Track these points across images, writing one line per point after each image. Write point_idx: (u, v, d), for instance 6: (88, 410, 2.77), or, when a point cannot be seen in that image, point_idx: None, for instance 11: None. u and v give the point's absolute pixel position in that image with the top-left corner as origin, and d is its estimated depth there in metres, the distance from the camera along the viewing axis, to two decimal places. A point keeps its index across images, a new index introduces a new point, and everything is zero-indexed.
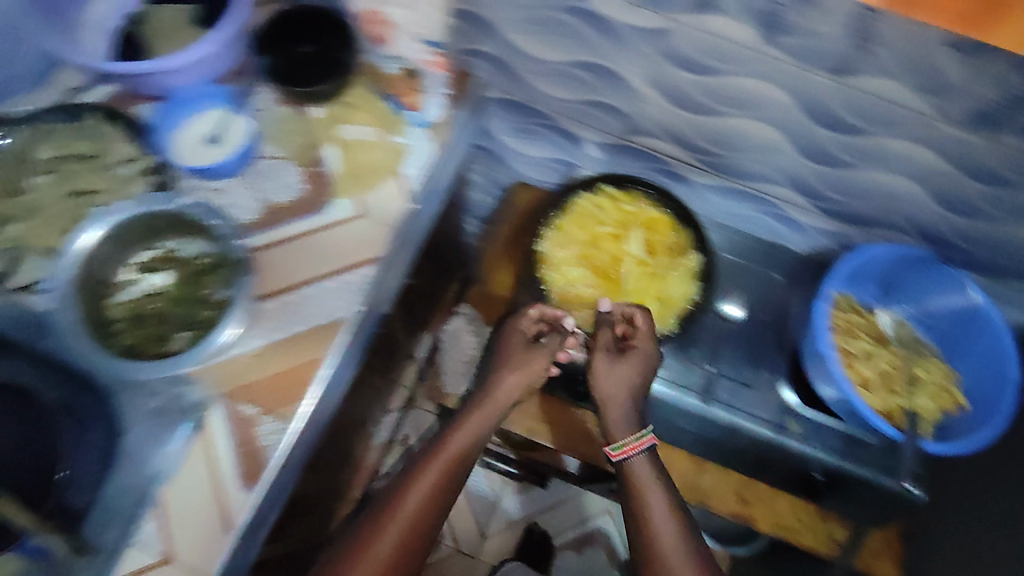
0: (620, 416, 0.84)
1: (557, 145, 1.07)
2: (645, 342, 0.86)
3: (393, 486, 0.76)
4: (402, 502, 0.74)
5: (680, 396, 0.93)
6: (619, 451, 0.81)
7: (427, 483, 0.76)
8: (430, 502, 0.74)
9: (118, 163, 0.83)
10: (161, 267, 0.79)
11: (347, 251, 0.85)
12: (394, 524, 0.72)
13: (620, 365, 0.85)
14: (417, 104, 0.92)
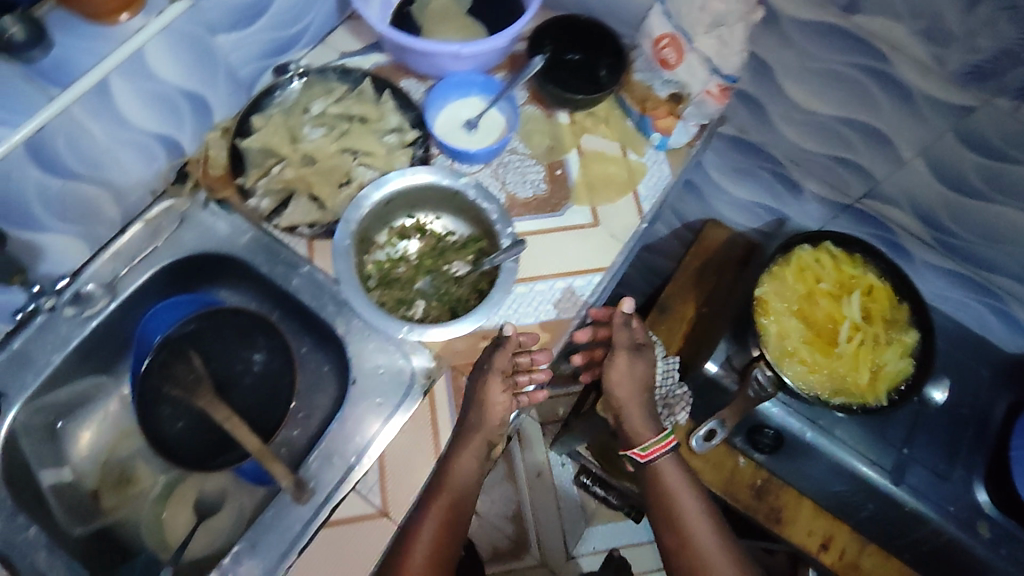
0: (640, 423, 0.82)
1: (773, 192, 1.05)
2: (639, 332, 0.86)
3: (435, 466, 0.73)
4: (448, 480, 0.71)
5: (872, 473, 0.90)
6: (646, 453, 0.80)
7: (469, 465, 0.72)
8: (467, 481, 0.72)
9: (388, 129, 0.88)
10: (416, 235, 0.83)
11: (581, 256, 0.87)
12: (429, 522, 0.69)
13: (637, 362, 0.84)
14: (668, 128, 0.91)
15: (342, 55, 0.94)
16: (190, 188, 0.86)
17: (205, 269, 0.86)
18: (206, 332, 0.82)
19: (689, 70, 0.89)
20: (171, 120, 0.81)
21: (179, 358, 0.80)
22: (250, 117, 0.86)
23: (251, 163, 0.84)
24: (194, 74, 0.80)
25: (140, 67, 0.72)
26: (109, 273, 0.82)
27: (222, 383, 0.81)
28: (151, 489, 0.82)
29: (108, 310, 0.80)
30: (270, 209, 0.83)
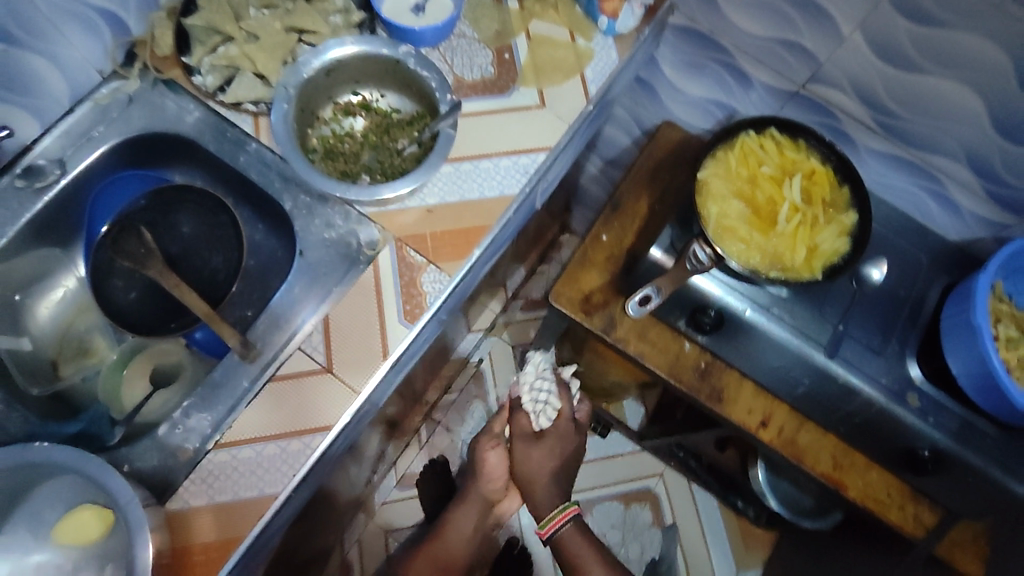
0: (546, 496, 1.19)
1: (724, 86, 1.06)
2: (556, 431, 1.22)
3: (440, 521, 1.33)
4: (436, 545, 1.31)
5: (790, 337, 0.97)
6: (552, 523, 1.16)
7: (465, 525, 1.32)
8: (451, 555, 1.31)
9: (334, 10, 0.88)
10: (361, 112, 0.85)
11: (526, 136, 0.89)
12: (426, 559, 1.30)
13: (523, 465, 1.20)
14: (615, 12, 0.91)
15: None
16: (140, 69, 0.86)
17: (154, 150, 0.87)
18: (156, 205, 0.84)
19: None
20: None
21: (129, 232, 0.81)
22: None
23: (196, 40, 0.85)
24: None
25: None
26: (60, 151, 0.82)
27: (173, 260, 0.83)
28: (107, 359, 0.85)
29: (60, 185, 0.81)
30: (216, 86, 0.84)
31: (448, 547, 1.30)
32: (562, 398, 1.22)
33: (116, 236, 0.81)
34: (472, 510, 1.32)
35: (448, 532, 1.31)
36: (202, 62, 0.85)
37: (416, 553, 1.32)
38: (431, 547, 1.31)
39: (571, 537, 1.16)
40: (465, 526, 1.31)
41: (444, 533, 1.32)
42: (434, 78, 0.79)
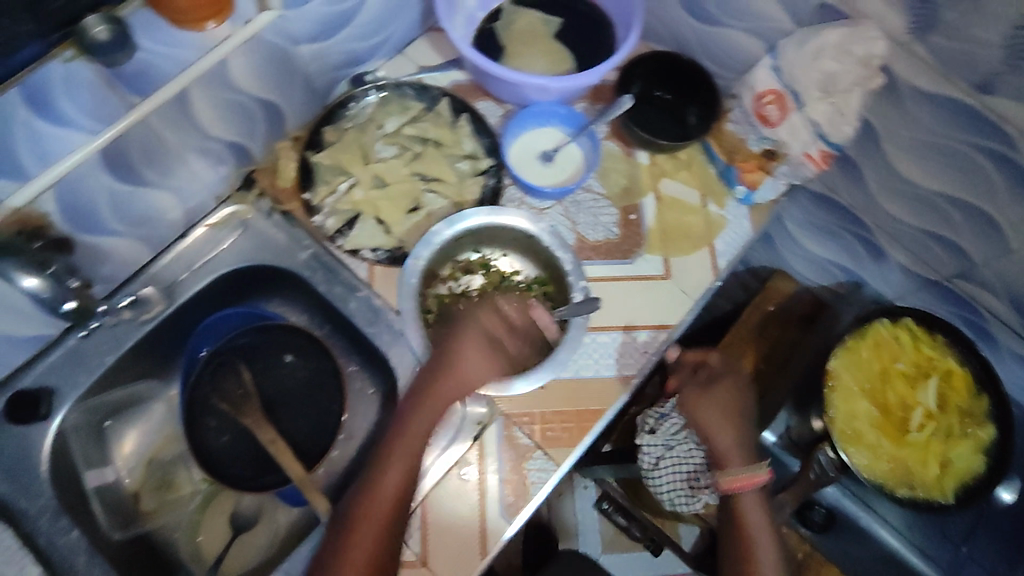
0: (733, 447, 0.86)
1: (853, 254, 0.99)
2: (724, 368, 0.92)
3: (353, 504, 0.68)
4: (405, 439, 0.70)
5: (902, 544, 0.91)
6: (731, 484, 0.83)
7: (395, 479, 0.68)
8: (388, 547, 0.66)
9: (461, 155, 0.85)
10: (480, 271, 0.81)
11: (648, 311, 0.83)
12: (393, 472, 0.68)
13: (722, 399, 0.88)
14: (756, 184, 0.84)
15: (420, 69, 0.92)
16: (256, 196, 0.84)
17: (256, 284, 0.85)
18: (257, 346, 0.83)
19: (791, 131, 0.75)
20: (246, 130, 0.78)
21: (229, 371, 0.81)
22: (323, 128, 0.84)
23: (319, 177, 0.82)
24: (274, 85, 0.77)
25: (222, 78, 0.69)
26: (167, 276, 0.80)
27: (270, 403, 0.80)
28: (190, 498, 0.82)
29: (165, 315, 0.79)
30: (335, 229, 0.81)
31: (423, 427, 0.70)
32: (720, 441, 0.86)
33: (213, 374, 0.80)
34: (442, 404, 0.71)
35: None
36: (323, 201, 0.81)
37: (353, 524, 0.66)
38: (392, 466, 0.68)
39: (711, 402, 0.87)
40: (378, 533, 0.65)
41: (377, 482, 0.68)
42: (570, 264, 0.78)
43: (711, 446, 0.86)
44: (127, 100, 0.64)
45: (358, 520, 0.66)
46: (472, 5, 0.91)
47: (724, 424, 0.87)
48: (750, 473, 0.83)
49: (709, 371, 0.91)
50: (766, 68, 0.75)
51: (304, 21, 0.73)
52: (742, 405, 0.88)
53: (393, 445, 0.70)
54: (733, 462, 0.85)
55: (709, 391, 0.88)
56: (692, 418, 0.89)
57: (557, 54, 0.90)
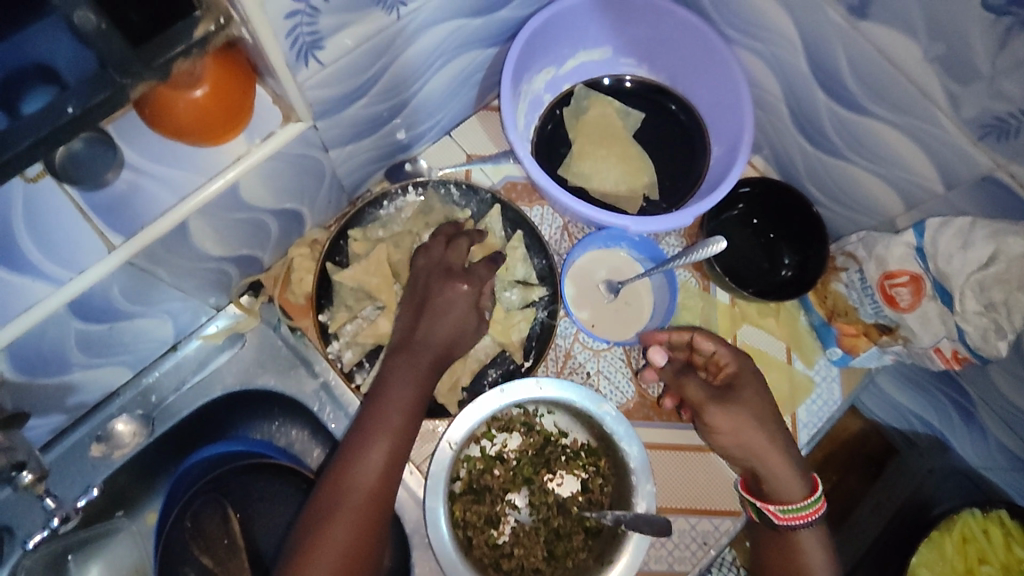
0: (785, 475, 0.61)
1: (941, 418, 0.83)
2: (747, 369, 0.63)
3: (331, 473, 0.54)
4: (384, 407, 0.56)
5: None
6: (786, 515, 0.62)
7: (381, 458, 0.54)
8: (367, 547, 0.52)
9: (511, 281, 0.71)
10: (520, 429, 0.68)
11: (712, 491, 0.70)
12: (376, 448, 0.54)
13: (754, 403, 0.62)
14: (857, 351, 0.71)
15: (470, 159, 0.77)
16: (264, 306, 0.71)
17: (251, 410, 0.71)
18: (249, 487, 0.71)
19: (922, 320, 0.62)
20: (257, 241, 0.65)
21: (213, 512, 0.70)
22: (347, 231, 0.70)
23: (340, 299, 0.68)
24: (295, 194, 0.63)
25: (230, 200, 0.55)
26: (151, 397, 0.68)
27: (257, 561, 0.69)
28: None
29: (142, 447, 0.68)
30: (353, 363, 0.68)
31: (414, 394, 0.57)
32: (765, 463, 0.61)
33: (195, 514, 0.70)
34: (431, 367, 0.59)
35: None
36: (342, 328, 0.68)
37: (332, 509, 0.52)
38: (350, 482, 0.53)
39: (732, 421, 0.61)
40: (367, 512, 0.52)
41: (362, 454, 0.54)
42: (641, 462, 0.63)
43: (757, 467, 0.62)
44: (108, 240, 0.51)
45: (334, 496, 0.52)
46: (538, 89, 0.77)
47: (768, 450, 0.61)
48: (805, 506, 0.61)
49: (723, 376, 0.64)
50: (906, 246, 0.60)
51: (338, 127, 0.60)
52: (770, 418, 0.62)
53: (379, 410, 0.56)
54: (794, 494, 0.61)
55: (729, 402, 0.61)
56: (719, 445, 0.63)
57: (634, 158, 0.75)
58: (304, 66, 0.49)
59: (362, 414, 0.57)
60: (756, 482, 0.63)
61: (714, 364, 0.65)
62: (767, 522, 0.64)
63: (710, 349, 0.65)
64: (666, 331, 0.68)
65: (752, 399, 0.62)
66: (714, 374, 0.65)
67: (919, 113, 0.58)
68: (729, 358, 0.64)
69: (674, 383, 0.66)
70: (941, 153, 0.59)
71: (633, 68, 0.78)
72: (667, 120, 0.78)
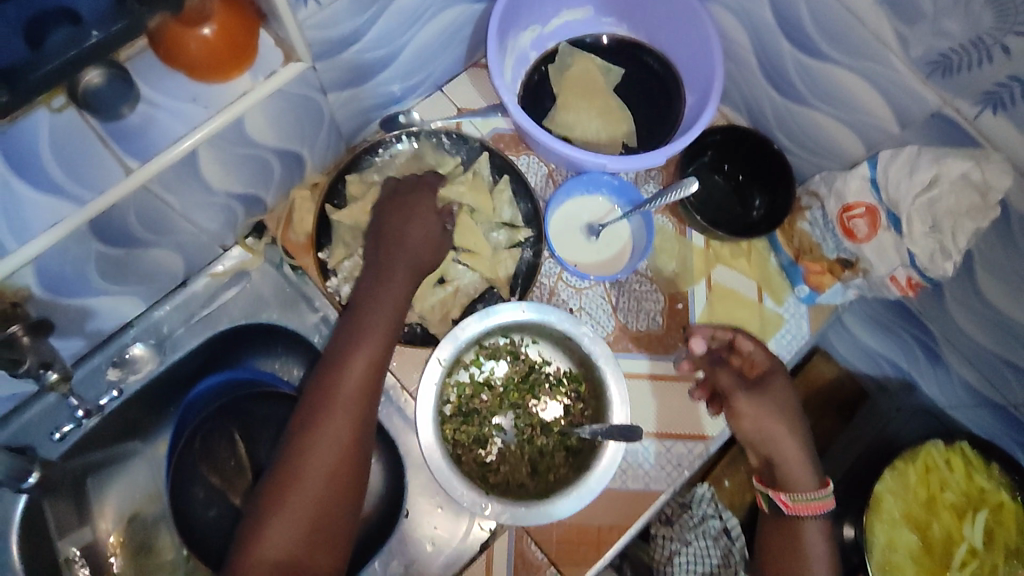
0: (799, 467, 0.67)
1: (910, 356, 0.88)
2: (776, 369, 0.70)
3: (311, 395, 0.59)
4: (375, 304, 0.63)
5: None
6: (794, 503, 0.66)
7: (371, 351, 0.61)
8: (352, 457, 0.57)
9: (498, 223, 0.76)
10: (507, 358, 0.73)
11: (686, 418, 0.75)
12: (351, 371, 0.59)
13: (779, 400, 0.69)
14: (823, 288, 0.75)
15: (460, 112, 0.82)
16: (267, 246, 0.76)
17: (254, 342, 0.76)
18: (253, 413, 0.77)
19: (878, 251, 0.66)
20: (260, 181, 0.70)
21: (221, 435, 0.76)
22: (344, 175, 0.75)
23: (339, 237, 0.73)
24: (296, 136, 0.68)
25: (236, 135, 0.60)
26: (162, 329, 0.73)
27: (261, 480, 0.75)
28: (169, 565, 0.76)
29: (154, 374, 0.72)
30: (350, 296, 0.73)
31: (383, 324, 0.62)
32: (781, 454, 0.68)
33: (205, 438, 0.76)
34: (395, 299, 0.64)
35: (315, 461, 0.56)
36: (340, 264, 0.73)
37: (331, 393, 0.58)
38: (347, 368, 0.59)
39: (759, 412, 0.68)
40: (349, 425, 0.57)
41: (340, 376, 0.59)
42: (611, 381, 0.69)
43: (773, 453, 0.68)
44: (125, 165, 0.55)
45: (318, 416, 0.57)
46: (524, 46, 0.82)
47: (786, 442, 0.68)
48: (816, 498, 0.66)
49: (757, 373, 0.70)
50: (862, 178, 0.66)
51: (335, 71, 0.65)
52: (793, 415, 0.69)
53: (353, 339, 0.61)
54: (804, 485, 0.67)
55: (759, 395, 0.69)
56: (742, 432, 0.69)
57: (613, 110, 0.80)
58: (303, 5, 0.54)
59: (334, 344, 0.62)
60: (770, 472, 0.69)
61: (748, 362, 0.72)
62: (774, 511, 0.69)
63: (748, 348, 0.71)
64: (707, 326, 0.73)
65: (780, 396, 0.69)
66: (747, 371, 0.71)
67: (871, 55, 0.63)
68: (764, 358, 0.71)
69: (708, 374, 0.73)
70: (892, 92, 0.63)
71: (614, 27, 0.83)
72: (645, 75, 0.82)
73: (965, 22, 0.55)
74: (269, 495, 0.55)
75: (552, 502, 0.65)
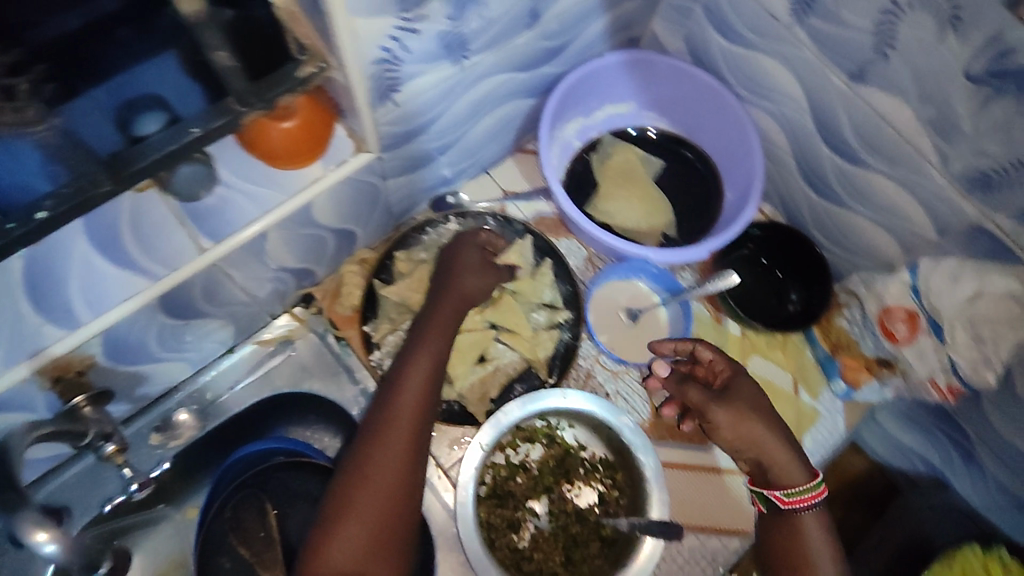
0: (786, 461, 0.63)
1: (943, 456, 0.88)
2: (720, 358, 0.69)
3: (377, 402, 0.61)
4: (435, 322, 0.66)
5: None
6: (790, 499, 0.63)
7: (428, 364, 0.63)
8: (418, 447, 0.59)
9: (538, 304, 0.78)
10: (542, 441, 0.73)
11: (721, 512, 0.74)
12: (411, 387, 0.61)
13: (738, 393, 0.66)
14: (858, 384, 0.76)
15: (505, 195, 0.86)
16: (314, 316, 0.78)
17: (290, 412, 0.77)
18: (282, 484, 0.75)
19: (918, 354, 0.67)
20: (315, 255, 0.73)
21: (252, 506, 0.74)
22: (393, 253, 0.77)
23: (384, 312, 0.75)
24: (353, 215, 0.71)
25: (303, 216, 0.63)
26: (206, 395, 0.75)
27: (292, 554, 0.73)
28: None
29: (194, 439, 0.75)
30: None
31: (437, 347, 0.64)
32: (719, 423, 0.64)
33: (235, 507, 0.74)
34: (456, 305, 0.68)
35: (378, 479, 0.56)
36: (384, 338, 0.75)
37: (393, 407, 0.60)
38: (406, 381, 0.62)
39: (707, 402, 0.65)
40: (406, 450, 0.58)
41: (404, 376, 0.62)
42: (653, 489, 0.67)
43: (761, 457, 0.63)
44: (199, 244, 0.58)
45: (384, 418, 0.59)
46: (570, 136, 0.86)
47: (767, 439, 0.63)
48: (810, 490, 0.62)
49: (721, 380, 0.68)
50: (902, 283, 0.67)
51: (399, 158, 0.68)
52: (768, 411, 0.65)
53: (425, 328, 0.66)
54: (797, 480, 0.63)
55: (726, 397, 0.65)
56: (725, 443, 0.65)
57: (653, 200, 0.83)
58: (382, 104, 0.58)
59: (394, 374, 0.63)
60: (760, 474, 0.65)
61: (712, 371, 0.69)
62: (773, 512, 0.65)
63: (709, 356, 0.69)
64: (669, 341, 0.71)
65: (726, 381, 0.67)
66: (711, 380, 0.69)
67: (913, 168, 0.66)
68: (725, 363, 0.68)
69: (679, 393, 0.68)
70: (932, 203, 0.66)
71: (655, 121, 0.88)
72: (685, 167, 0.86)
73: (1007, 146, 0.57)
74: (328, 522, 0.55)
75: None
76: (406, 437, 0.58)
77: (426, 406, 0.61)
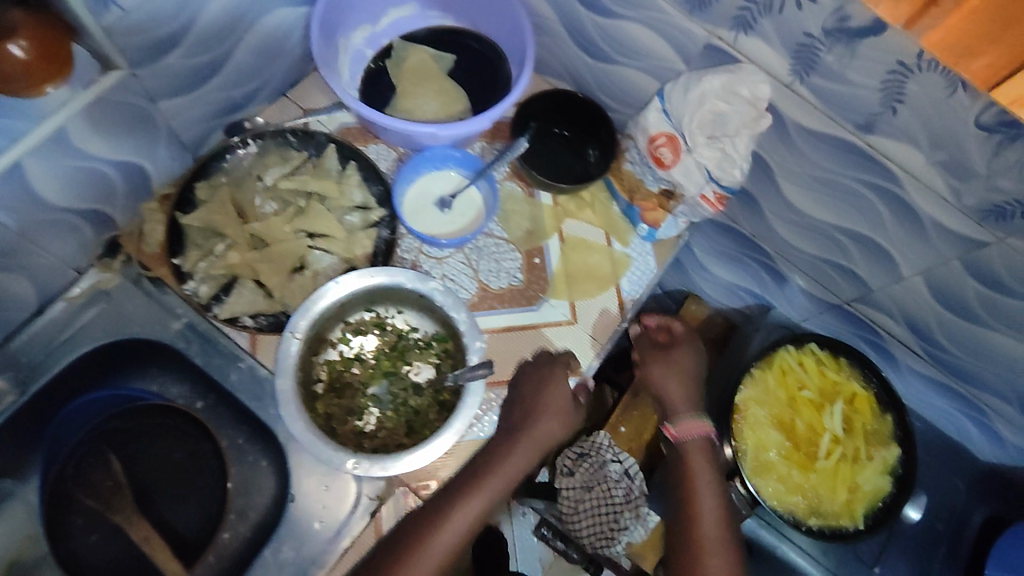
0: (682, 401, 0.81)
1: (760, 280, 0.98)
2: (681, 332, 0.86)
3: (460, 483, 0.69)
4: (519, 410, 0.72)
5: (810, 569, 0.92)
6: (677, 432, 0.79)
7: (526, 453, 0.71)
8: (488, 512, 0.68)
9: (350, 207, 0.79)
10: (374, 331, 0.76)
11: None
12: (498, 475, 0.69)
13: (665, 356, 0.83)
14: (657, 221, 0.82)
15: (305, 112, 0.86)
16: (122, 262, 0.76)
17: (123, 359, 0.76)
18: (134, 431, 0.76)
19: (685, 172, 0.74)
20: (99, 195, 0.71)
21: (96, 460, 0.75)
22: (193, 184, 0.76)
23: (191, 241, 0.75)
24: (127, 146, 0.70)
25: (62, 146, 0.62)
26: (20, 360, 0.72)
27: (144, 492, 0.74)
28: None
29: (17, 405, 0.71)
30: (210, 297, 0.74)
31: (536, 438, 0.71)
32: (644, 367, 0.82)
33: (77, 463, 0.75)
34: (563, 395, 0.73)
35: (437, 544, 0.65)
36: (196, 266, 0.74)
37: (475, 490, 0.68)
38: (497, 472, 0.69)
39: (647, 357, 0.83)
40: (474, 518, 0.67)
41: (493, 465, 0.69)
42: (439, 434, 0.67)
43: (662, 398, 0.81)
44: None
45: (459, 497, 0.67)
46: (358, 44, 0.87)
47: (678, 384, 0.81)
48: (698, 421, 0.79)
49: (665, 337, 0.86)
50: (657, 111, 0.74)
51: (159, 77, 0.67)
52: (688, 372, 0.82)
53: (514, 421, 0.72)
54: (688, 419, 0.80)
55: (662, 353, 0.83)
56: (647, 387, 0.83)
57: (449, 91, 0.85)
58: (106, 10, 0.57)
59: (481, 461, 0.70)
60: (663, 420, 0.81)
61: (660, 330, 0.86)
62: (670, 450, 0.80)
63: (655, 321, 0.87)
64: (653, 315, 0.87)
65: (680, 353, 0.84)
66: (660, 337, 0.86)
67: (646, 5, 0.69)
68: (676, 327, 0.87)
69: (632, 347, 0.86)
70: (673, 35, 0.70)
71: (441, 18, 0.90)
72: (477, 57, 0.89)
73: None
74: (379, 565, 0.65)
75: (406, 456, 0.66)
76: (456, 510, 0.66)
77: (504, 481, 0.69)
